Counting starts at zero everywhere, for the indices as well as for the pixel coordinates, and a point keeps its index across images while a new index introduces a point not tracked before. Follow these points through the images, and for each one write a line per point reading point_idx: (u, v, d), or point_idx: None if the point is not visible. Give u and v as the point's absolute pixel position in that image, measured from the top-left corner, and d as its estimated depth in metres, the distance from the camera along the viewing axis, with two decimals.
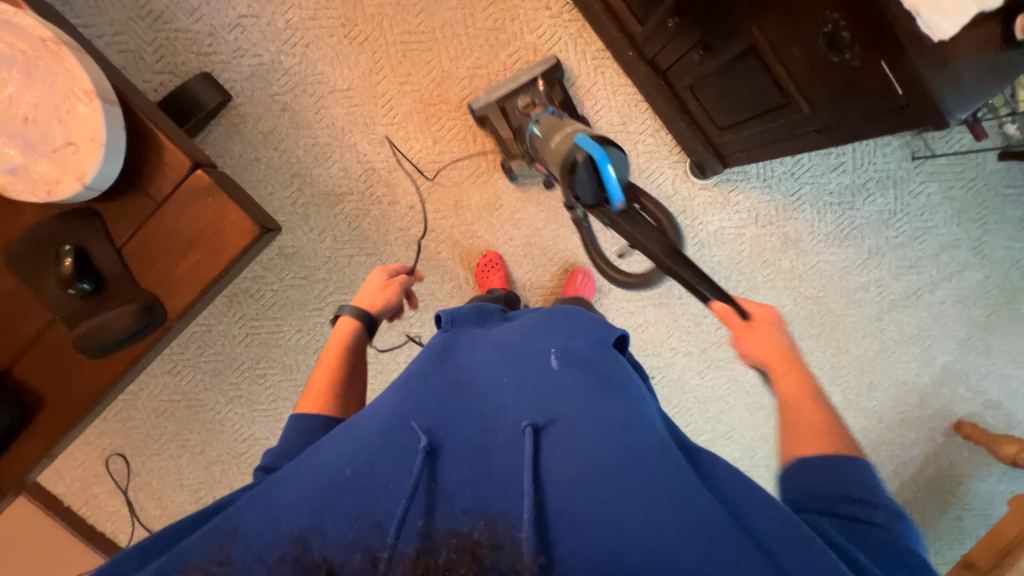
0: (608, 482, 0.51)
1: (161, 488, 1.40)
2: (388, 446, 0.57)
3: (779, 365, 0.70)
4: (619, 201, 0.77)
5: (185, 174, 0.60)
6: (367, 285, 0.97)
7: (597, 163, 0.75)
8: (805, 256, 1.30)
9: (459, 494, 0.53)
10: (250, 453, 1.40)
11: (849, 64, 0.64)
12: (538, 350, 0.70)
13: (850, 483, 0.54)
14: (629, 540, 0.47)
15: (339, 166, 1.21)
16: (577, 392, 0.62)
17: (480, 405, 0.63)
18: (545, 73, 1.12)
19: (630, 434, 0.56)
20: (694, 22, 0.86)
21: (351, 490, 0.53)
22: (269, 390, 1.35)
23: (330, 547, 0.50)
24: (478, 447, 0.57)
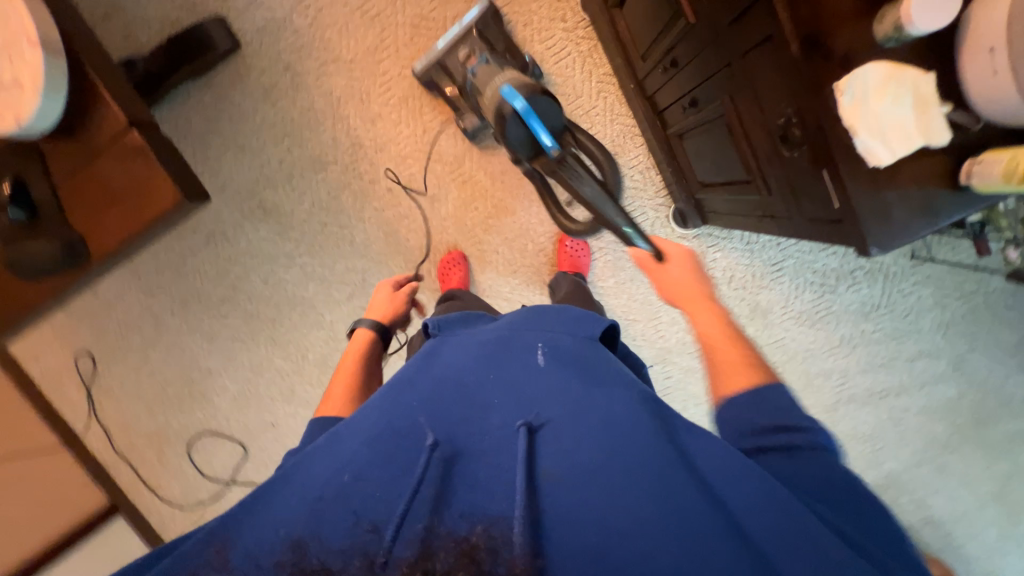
0: (595, 483, 0.49)
1: (119, 393, 1.51)
2: (379, 453, 0.56)
3: (691, 302, 0.76)
4: (553, 147, 0.81)
5: (122, 131, 0.64)
6: (377, 298, 1.06)
7: (523, 116, 0.79)
8: (771, 327, 1.25)
9: (459, 500, 0.51)
10: (201, 383, 1.48)
11: (798, 162, 0.59)
12: (523, 349, 0.68)
13: (772, 410, 0.55)
14: (621, 540, 0.44)
15: (329, 135, 1.23)
16: (561, 390, 0.60)
17: (467, 407, 0.61)
18: (482, 17, 1.04)
19: (615, 431, 0.53)
20: (682, 73, 0.81)
21: (344, 496, 0.52)
22: (229, 330, 1.42)
23: (327, 551, 0.49)
24: (468, 452, 0.56)
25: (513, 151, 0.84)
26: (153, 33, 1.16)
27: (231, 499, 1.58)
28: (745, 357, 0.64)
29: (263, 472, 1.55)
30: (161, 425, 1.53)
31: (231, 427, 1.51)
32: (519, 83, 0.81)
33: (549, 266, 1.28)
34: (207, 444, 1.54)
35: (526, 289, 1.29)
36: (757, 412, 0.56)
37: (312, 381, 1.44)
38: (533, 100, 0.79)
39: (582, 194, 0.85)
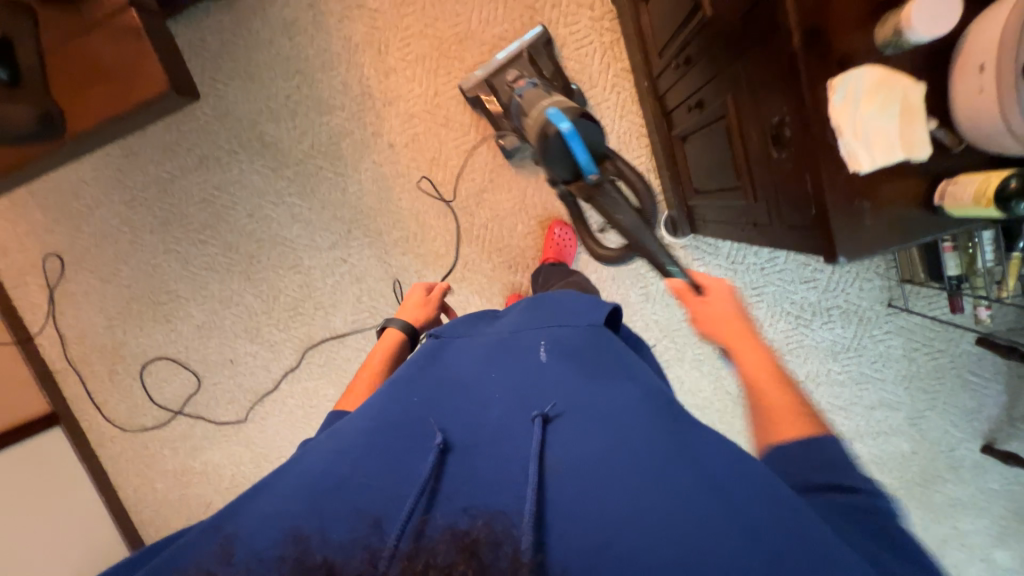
0: (602, 479, 0.47)
1: (82, 302, 1.48)
2: (385, 446, 0.55)
3: (734, 338, 0.66)
4: (592, 174, 0.83)
5: (120, 10, 0.63)
6: (413, 298, 1.00)
7: (568, 139, 0.80)
8: None
9: (468, 492, 0.49)
10: (167, 307, 1.46)
11: (784, 165, 0.60)
12: (527, 348, 0.68)
13: (830, 461, 0.50)
14: (628, 530, 0.43)
15: (341, 80, 1.22)
16: (564, 385, 0.60)
17: (467, 404, 0.61)
18: (533, 43, 1.09)
19: (614, 423, 0.54)
20: (693, 71, 0.82)
21: (343, 490, 0.50)
22: (204, 258, 1.40)
23: (329, 547, 0.44)
24: (469, 446, 0.55)
25: (552, 173, 0.86)
26: None
27: (176, 430, 1.56)
28: (798, 404, 0.57)
29: (213, 407, 1.52)
30: (119, 342, 1.50)
31: (189, 357, 1.49)
32: (567, 107, 0.83)
33: (535, 251, 1.28)
34: (161, 370, 1.51)
35: (508, 269, 1.29)
36: (812, 468, 0.50)
37: (279, 325, 1.42)
38: (577, 124, 0.82)
39: (621, 222, 0.85)
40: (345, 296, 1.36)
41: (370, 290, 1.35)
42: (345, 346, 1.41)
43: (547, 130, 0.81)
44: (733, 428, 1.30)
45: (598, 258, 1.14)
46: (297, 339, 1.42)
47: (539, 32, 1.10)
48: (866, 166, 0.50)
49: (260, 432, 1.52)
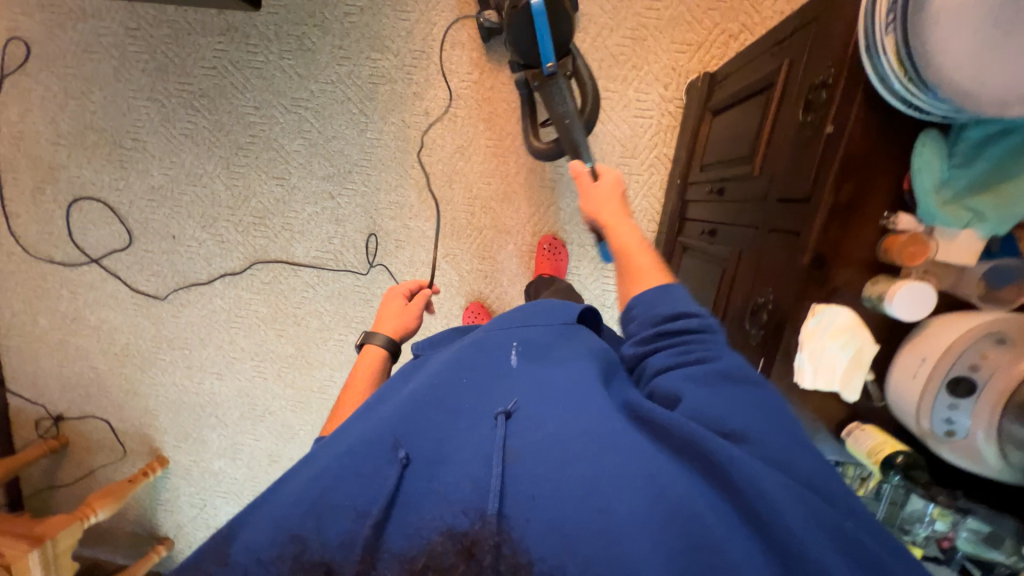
0: (575, 471, 0.42)
1: (35, 104, 1.32)
2: (349, 459, 0.45)
3: (610, 216, 0.71)
4: (548, 64, 0.83)
5: None
6: (389, 306, 0.93)
7: (533, 16, 0.79)
8: None
9: (449, 493, 0.43)
10: (126, 153, 1.34)
11: (749, 341, 0.67)
12: (495, 339, 0.59)
13: (675, 302, 0.54)
14: (617, 533, 0.38)
15: (406, 25, 1.16)
16: (535, 376, 0.53)
17: (432, 404, 0.50)
18: None
19: (588, 409, 0.47)
20: (719, 207, 0.87)
21: (322, 500, 0.43)
22: (188, 125, 1.29)
23: (321, 550, 0.41)
24: (443, 446, 0.47)
25: (513, 49, 0.87)
26: None
27: (84, 276, 1.45)
28: (650, 259, 0.62)
29: (133, 273, 1.43)
30: (57, 163, 1.36)
31: (129, 213, 1.38)
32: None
33: (514, 274, 1.30)
34: (92, 211, 1.39)
35: (481, 279, 1.30)
36: (660, 305, 0.55)
37: (238, 226, 1.35)
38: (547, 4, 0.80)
39: (558, 112, 0.88)
40: (316, 230, 1.32)
41: (344, 236, 1.32)
42: (296, 275, 1.37)
43: (514, 3, 0.82)
44: None
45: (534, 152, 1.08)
46: (251, 248, 1.36)
47: None
48: (806, 381, 0.57)
49: (173, 316, 1.45)
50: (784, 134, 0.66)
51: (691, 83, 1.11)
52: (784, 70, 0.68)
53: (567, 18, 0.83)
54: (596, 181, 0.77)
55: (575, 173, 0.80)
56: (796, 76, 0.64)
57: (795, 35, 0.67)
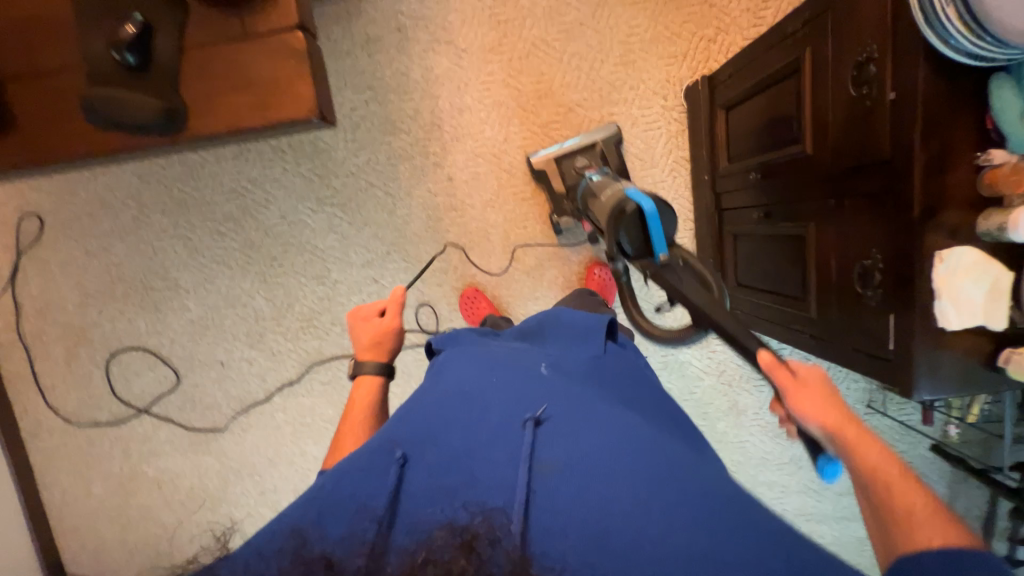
0: (579, 479, 0.55)
1: (56, 272, 1.31)
2: (372, 463, 0.57)
3: (849, 433, 0.59)
4: (662, 254, 0.71)
5: (285, 28, 0.60)
6: (367, 331, 0.88)
7: (647, 218, 0.71)
8: (737, 429, 1.37)
9: (463, 494, 0.55)
10: (159, 294, 1.32)
11: (866, 300, 0.69)
12: (527, 364, 0.72)
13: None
14: (595, 524, 0.52)
15: (412, 105, 1.22)
16: (564, 392, 0.66)
17: (464, 414, 0.64)
18: (605, 138, 1.18)
19: (597, 427, 0.61)
20: (768, 187, 0.92)
21: (346, 492, 0.55)
22: (219, 250, 1.30)
23: (330, 541, 0.52)
24: (467, 450, 0.59)
25: (618, 253, 0.75)
26: None
27: (134, 430, 1.39)
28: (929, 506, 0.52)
29: (186, 412, 1.38)
30: (89, 324, 1.34)
31: (173, 353, 1.35)
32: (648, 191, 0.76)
33: None
34: (133, 361, 1.35)
35: None
36: None
37: (287, 334, 1.33)
38: (658, 207, 0.73)
39: (693, 301, 0.69)
40: None
41: None
42: None
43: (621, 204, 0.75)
44: None
45: (654, 339, 0.98)
46: (304, 352, 1.34)
47: (613, 128, 1.19)
48: (953, 324, 0.59)
49: (237, 445, 1.40)
50: (831, 111, 0.71)
51: (688, 88, 1.19)
52: (808, 56, 0.75)
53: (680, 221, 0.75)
54: (797, 379, 0.64)
55: (762, 363, 0.65)
56: (827, 57, 0.71)
57: (808, 26, 0.75)
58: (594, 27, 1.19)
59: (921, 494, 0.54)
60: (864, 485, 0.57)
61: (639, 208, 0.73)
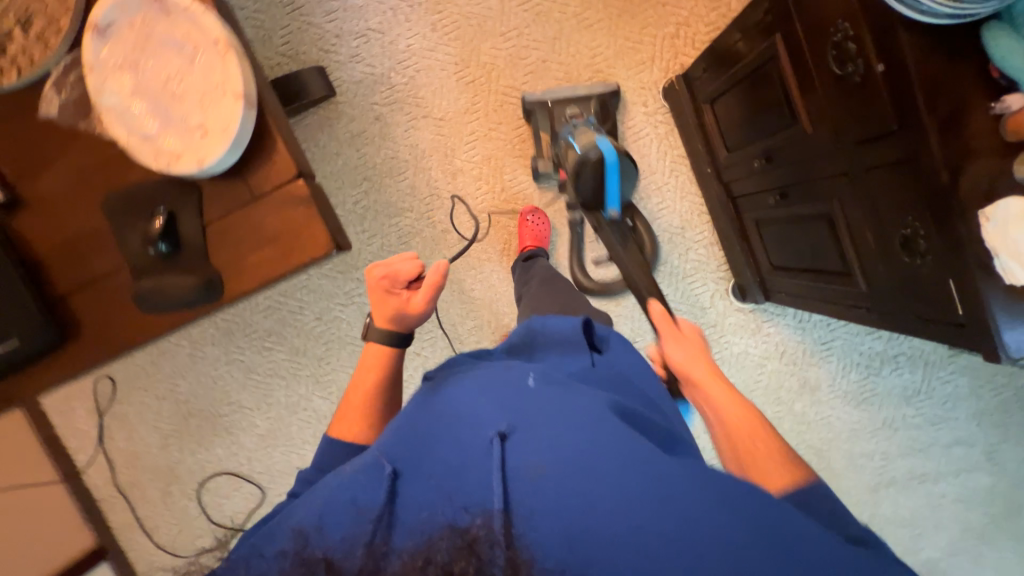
0: (586, 478, 0.44)
1: (135, 422, 1.41)
2: (360, 479, 0.50)
3: (697, 370, 0.74)
4: (614, 207, 0.96)
5: (288, 180, 0.64)
6: (386, 304, 0.79)
7: (606, 163, 0.92)
8: (816, 405, 1.31)
9: (461, 497, 0.46)
10: (228, 419, 1.40)
11: (919, 268, 0.66)
12: (520, 367, 0.61)
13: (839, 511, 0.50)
14: (610, 530, 0.41)
15: (408, 183, 1.27)
16: (563, 395, 0.54)
17: (452, 423, 0.53)
18: (602, 94, 1.17)
19: (604, 422, 0.50)
20: (777, 170, 0.89)
21: (339, 497, 0.49)
22: (270, 364, 1.37)
23: (330, 542, 0.46)
24: (459, 457, 0.49)
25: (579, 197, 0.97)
26: None
27: None
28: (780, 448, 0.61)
29: None
30: (174, 461, 1.43)
31: (253, 469, 1.42)
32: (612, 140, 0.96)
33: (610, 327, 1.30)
34: (220, 485, 1.43)
35: None
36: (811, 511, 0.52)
37: None
38: (618, 155, 0.93)
39: (615, 251, 0.96)
40: None
41: None
42: None
43: (585, 151, 0.94)
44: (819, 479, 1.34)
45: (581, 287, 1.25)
46: None
47: (614, 87, 1.18)
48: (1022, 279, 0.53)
49: None
50: (821, 91, 0.70)
51: (665, 90, 1.19)
52: (782, 40, 0.74)
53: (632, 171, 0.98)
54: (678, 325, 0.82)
55: (655, 314, 0.85)
56: (802, 40, 0.69)
57: (773, 12, 0.74)
58: (558, 60, 1.21)
59: (767, 435, 0.63)
60: (715, 420, 0.68)
61: (600, 155, 0.92)
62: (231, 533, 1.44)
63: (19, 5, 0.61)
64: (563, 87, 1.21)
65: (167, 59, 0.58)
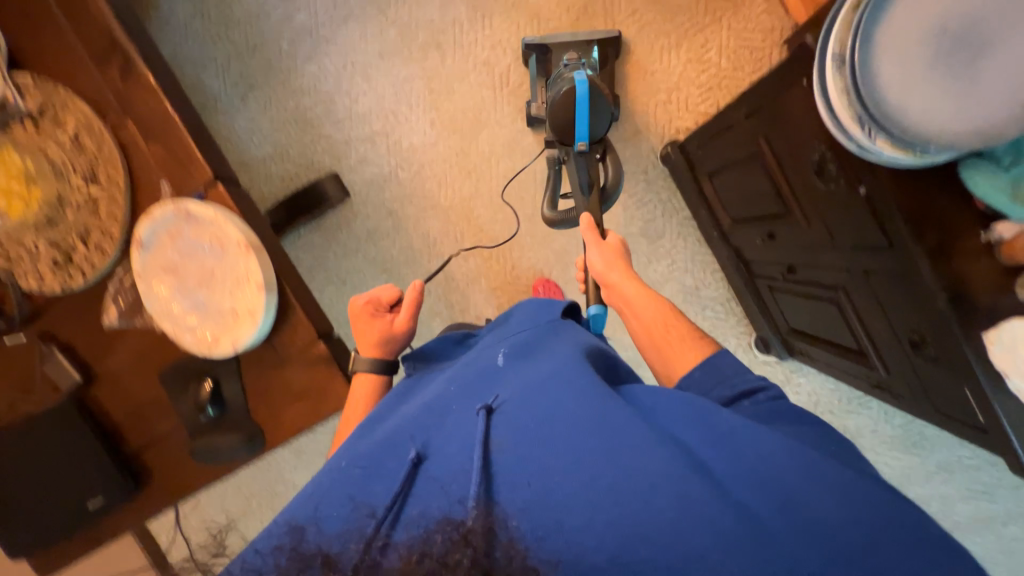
0: (546, 445, 0.49)
1: (205, 505, 1.56)
2: (355, 479, 0.52)
3: (619, 271, 0.83)
4: (581, 143, 0.92)
5: (311, 343, 0.71)
6: (372, 329, 0.75)
7: (577, 85, 0.89)
8: (863, 453, 1.25)
9: (448, 486, 0.48)
10: (285, 498, 1.52)
11: (934, 369, 0.64)
12: (485, 355, 0.68)
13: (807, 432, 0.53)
14: (575, 488, 0.45)
15: (424, 270, 1.34)
16: (521, 374, 0.60)
17: (429, 416, 0.58)
18: (601, 37, 1.15)
19: (558, 386, 0.55)
20: (781, 248, 0.89)
21: (340, 489, 0.52)
22: (317, 446, 1.47)
23: (328, 536, 0.48)
24: (438, 437, 0.55)
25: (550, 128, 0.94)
26: (277, 186, 1.35)
27: None
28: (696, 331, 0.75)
29: None
30: (241, 539, 1.56)
31: None
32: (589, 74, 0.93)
33: None
34: None
35: None
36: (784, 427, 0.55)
37: None
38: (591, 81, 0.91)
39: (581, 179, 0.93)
40: None
41: None
42: None
43: (564, 86, 0.92)
44: None
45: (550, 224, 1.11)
46: None
47: (615, 34, 1.16)
48: None
49: None
50: (811, 196, 0.70)
51: (663, 156, 1.20)
52: (766, 143, 0.74)
53: (609, 108, 0.93)
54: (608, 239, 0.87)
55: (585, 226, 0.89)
56: (784, 150, 0.70)
57: (753, 116, 0.75)
58: None
59: (679, 324, 0.75)
60: (633, 319, 0.78)
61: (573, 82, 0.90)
62: (223, 530, 1.55)
63: (79, 224, 0.71)
64: (566, 33, 1.18)
65: (197, 259, 0.67)
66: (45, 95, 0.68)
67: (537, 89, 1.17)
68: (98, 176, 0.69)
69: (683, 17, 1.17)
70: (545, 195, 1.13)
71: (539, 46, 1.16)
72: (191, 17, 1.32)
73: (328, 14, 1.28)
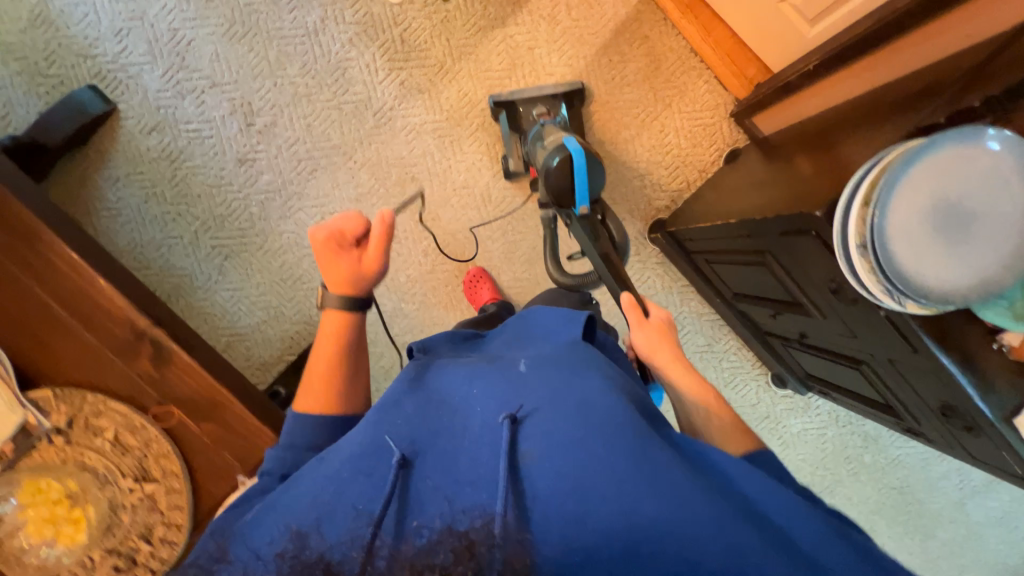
0: (575, 462, 0.49)
1: None
2: (360, 475, 0.52)
3: (664, 358, 0.77)
4: (585, 206, 0.96)
5: None
6: (339, 267, 0.73)
7: (574, 152, 0.93)
8: (885, 450, 1.38)
9: (454, 496, 0.49)
10: None
11: (969, 431, 0.74)
12: (507, 358, 0.65)
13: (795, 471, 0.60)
14: (609, 516, 0.45)
15: None
16: (546, 384, 0.58)
17: (447, 420, 0.57)
18: (567, 88, 1.21)
19: (593, 412, 0.53)
20: (793, 322, 0.98)
21: (342, 491, 0.51)
22: None
23: (327, 542, 0.48)
24: (452, 448, 0.54)
25: (551, 194, 0.96)
26: (278, 348, 1.29)
27: None
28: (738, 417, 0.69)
29: None
30: None
31: None
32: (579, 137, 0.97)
33: None
34: None
35: None
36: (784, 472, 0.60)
37: None
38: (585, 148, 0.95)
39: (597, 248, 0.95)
40: None
41: None
42: None
43: (557, 155, 0.94)
44: (913, 513, 1.40)
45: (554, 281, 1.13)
46: None
47: (580, 85, 1.23)
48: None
49: None
50: (826, 302, 0.78)
51: (650, 236, 1.28)
52: (771, 257, 0.83)
53: (601, 170, 0.98)
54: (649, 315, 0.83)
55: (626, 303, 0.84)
56: (794, 267, 0.78)
57: (755, 235, 0.83)
58: None
59: (726, 408, 0.71)
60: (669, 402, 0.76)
61: (567, 147, 0.94)
62: None
63: (139, 523, 0.64)
64: (530, 86, 1.23)
65: None
66: (71, 405, 0.64)
67: (511, 149, 1.21)
68: (151, 470, 0.65)
69: (637, 109, 1.26)
70: (546, 254, 1.14)
71: (505, 103, 1.21)
72: (146, 201, 1.25)
73: (294, 171, 1.25)
